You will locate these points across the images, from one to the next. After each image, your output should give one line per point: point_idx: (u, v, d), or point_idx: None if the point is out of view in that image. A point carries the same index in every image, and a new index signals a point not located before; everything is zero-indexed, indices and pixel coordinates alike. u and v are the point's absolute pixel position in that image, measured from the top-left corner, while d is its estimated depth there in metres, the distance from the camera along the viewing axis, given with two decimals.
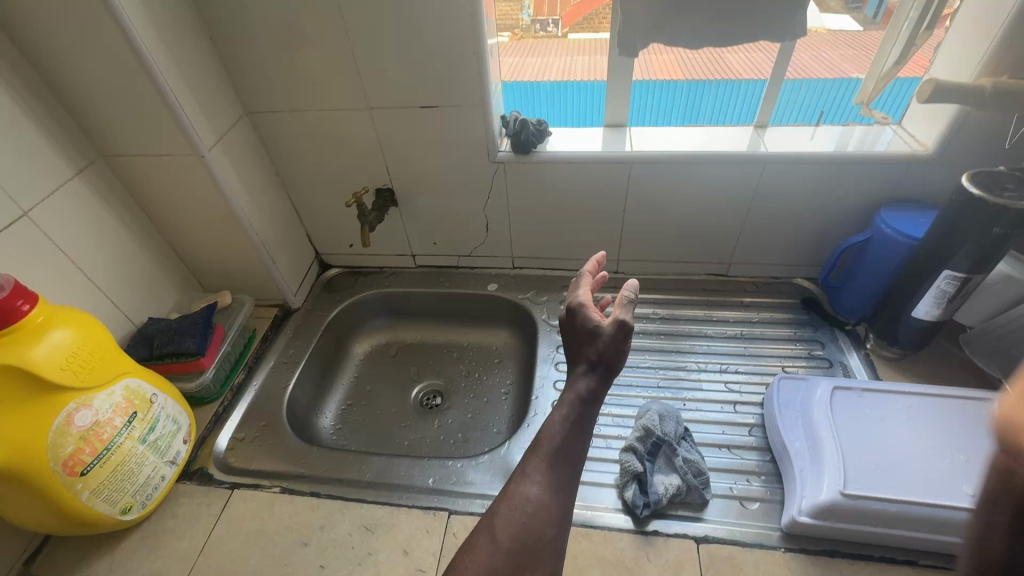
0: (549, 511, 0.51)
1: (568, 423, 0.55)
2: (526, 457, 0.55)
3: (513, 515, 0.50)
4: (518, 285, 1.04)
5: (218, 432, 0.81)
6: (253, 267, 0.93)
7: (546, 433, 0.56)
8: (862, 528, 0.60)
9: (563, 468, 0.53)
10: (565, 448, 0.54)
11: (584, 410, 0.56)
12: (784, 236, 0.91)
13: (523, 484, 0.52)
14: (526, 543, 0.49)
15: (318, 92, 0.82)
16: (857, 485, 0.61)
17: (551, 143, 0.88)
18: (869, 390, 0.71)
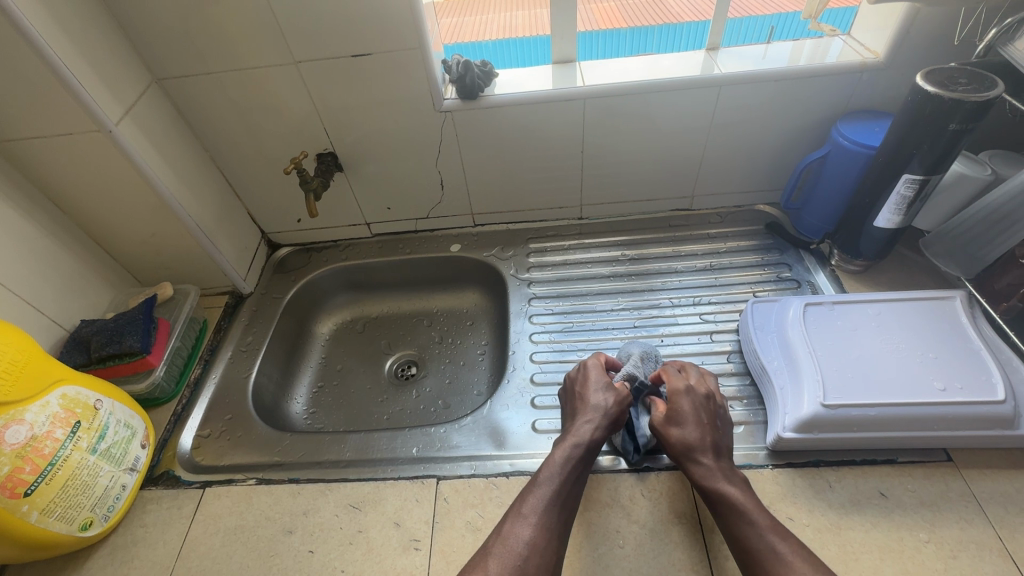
0: (543, 557, 0.51)
1: (570, 469, 0.58)
2: (523, 496, 0.55)
3: (507, 554, 0.50)
4: (481, 242, 1.00)
5: (180, 432, 0.76)
6: (193, 253, 0.85)
7: (546, 474, 0.57)
8: (843, 435, 0.61)
9: (558, 513, 0.54)
10: (563, 493, 0.56)
11: (586, 456, 0.59)
12: (744, 162, 0.90)
13: (517, 524, 0.53)
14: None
15: (234, 48, 0.73)
16: (837, 395, 0.62)
17: (498, 86, 0.83)
18: (839, 303, 0.72)
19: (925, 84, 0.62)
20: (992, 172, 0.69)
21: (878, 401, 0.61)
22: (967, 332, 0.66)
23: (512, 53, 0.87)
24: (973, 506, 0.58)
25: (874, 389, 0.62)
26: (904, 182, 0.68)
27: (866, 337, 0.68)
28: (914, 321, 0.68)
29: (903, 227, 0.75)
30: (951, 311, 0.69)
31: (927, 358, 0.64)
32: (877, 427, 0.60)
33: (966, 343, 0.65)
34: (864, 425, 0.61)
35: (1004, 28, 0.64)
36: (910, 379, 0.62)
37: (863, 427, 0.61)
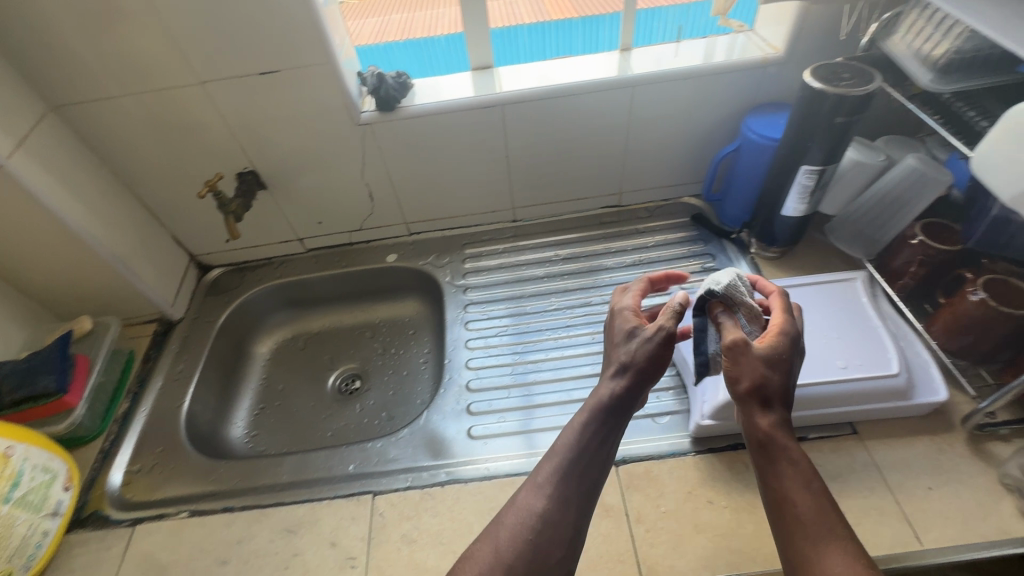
0: (557, 528, 0.51)
1: (590, 435, 0.55)
2: (539, 464, 0.55)
3: (518, 526, 0.51)
4: (417, 251, 1.00)
5: (108, 470, 0.74)
6: (112, 283, 0.83)
7: (562, 442, 0.55)
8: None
9: (576, 482, 0.53)
10: (581, 460, 0.54)
11: (610, 416, 0.55)
12: (666, 157, 0.92)
13: (530, 493, 0.53)
14: (531, 559, 0.49)
15: (133, 71, 0.71)
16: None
17: (416, 96, 0.83)
18: None
19: (811, 81, 0.65)
20: (885, 157, 0.73)
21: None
22: (867, 310, 0.70)
23: (467, 50, 0.86)
24: (874, 475, 0.62)
25: None
26: (804, 172, 0.72)
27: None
28: (820, 303, 0.72)
29: (810, 213, 0.79)
30: (854, 291, 0.73)
31: (832, 338, 0.68)
32: None
33: (866, 320, 0.69)
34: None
35: (882, 23, 0.67)
36: (815, 359, 0.66)
37: None
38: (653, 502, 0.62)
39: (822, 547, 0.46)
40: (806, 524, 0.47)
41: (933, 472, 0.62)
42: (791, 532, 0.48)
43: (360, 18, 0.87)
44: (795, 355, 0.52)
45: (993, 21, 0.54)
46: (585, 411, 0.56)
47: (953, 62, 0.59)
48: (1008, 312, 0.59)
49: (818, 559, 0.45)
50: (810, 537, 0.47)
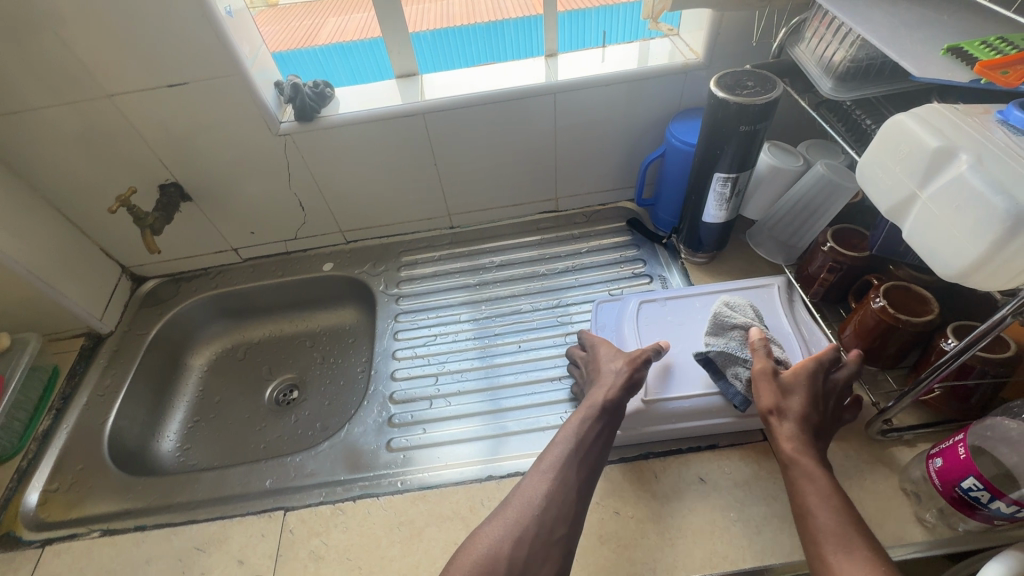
0: (558, 508, 0.56)
1: (589, 429, 0.61)
2: (543, 455, 0.61)
3: (522, 507, 0.56)
4: (353, 259, 0.99)
5: (24, 490, 0.73)
6: (32, 299, 0.82)
7: (563, 434, 0.62)
8: (663, 426, 0.65)
9: (577, 470, 0.59)
10: (581, 449, 0.60)
11: (607, 415, 0.62)
12: (598, 162, 0.92)
13: (535, 478, 0.59)
14: (536, 538, 0.54)
15: (38, 85, 0.70)
16: (656, 391, 0.66)
17: (338, 105, 0.82)
18: (671, 298, 0.76)
19: (716, 89, 0.65)
20: (802, 163, 0.74)
21: (690, 393, 0.65)
22: (779, 318, 0.72)
23: (452, 45, 0.87)
24: (779, 482, 0.62)
25: (689, 381, 0.67)
26: (719, 180, 0.72)
27: (692, 331, 0.72)
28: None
29: (731, 219, 0.79)
30: (768, 299, 0.74)
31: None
32: (691, 417, 0.65)
33: (776, 328, 0.70)
34: (680, 416, 0.65)
35: (790, 28, 0.68)
36: None
37: (681, 417, 0.65)
38: None
39: (841, 551, 0.49)
40: (824, 532, 0.50)
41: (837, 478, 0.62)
42: (817, 542, 0.50)
43: (342, 14, 0.88)
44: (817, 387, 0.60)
45: (880, 30, 0.54)
46: (586, 409, 0.63)
47: (849, 70, 0.60)
48: (905, 320, 0.60)
49: (836, 559, 0.48)
50: (827, 541, 0.50)
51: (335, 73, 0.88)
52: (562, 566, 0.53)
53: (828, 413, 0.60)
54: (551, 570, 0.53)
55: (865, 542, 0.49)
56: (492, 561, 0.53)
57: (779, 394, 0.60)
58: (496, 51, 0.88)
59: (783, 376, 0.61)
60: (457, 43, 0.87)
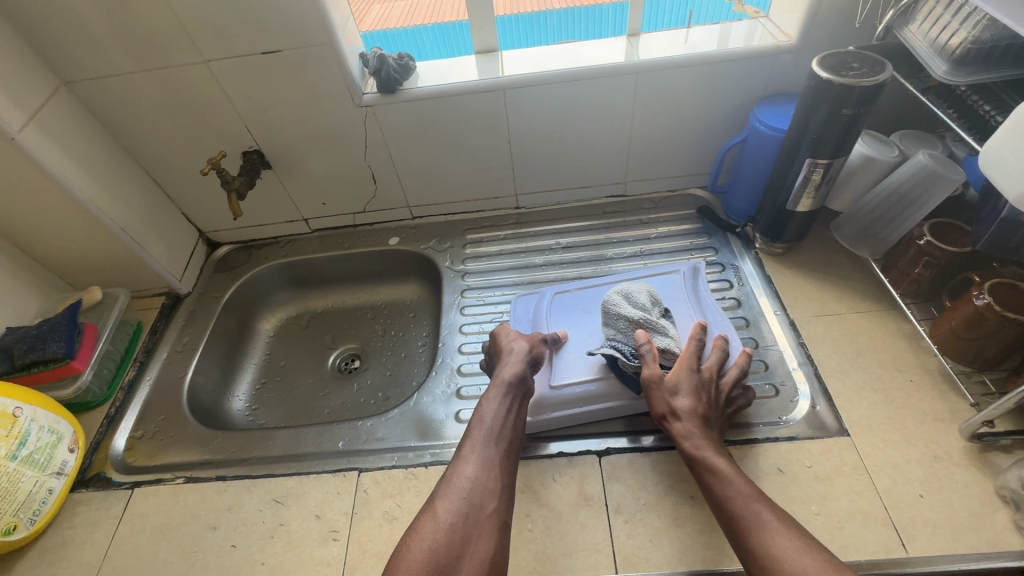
0: (485, 487, 0.56)
1: (502, 407, 0.63)
2: (465, 440, 0.60)
3: (453, 492, 0.55)
4: (419, 235, 1.01)
5: (113, 434, 0.77)
6: (121, 256, 0.85)
7: (478, 420, 0.62)
8: (577, 410, 0.68)
9: (496, 445, 0.60)
10: (496, 428, 0.61)
11: (516, 390, 0.65)
12: (670, 146, 0.91)
13: (461, 465, 0.58)
14: (467, 517, 0.53)
15: (142, 50, 0.73)
16: (565, 376, 0.69)
17: (418, 78, 0.83)
18: (583, 288, 0.80)
19: (820, 69, 0.63)
20: (898, 153, 0.71)
21: (592, 376, 0.68)
22: (688, 297, 0.75)
23: (532, 34, 0.87)
24: (862, 478, 0.61)
25: (589, 364, 0.70)
26: (810, 165, 0.70)
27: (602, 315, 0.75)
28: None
29: (816, 209, 0.77)
30: (677, 283, 0.77)
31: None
32: (595, 398, 0.67)
33: (683, 308, 0.74)
34: (587, 398, 0.68)
35: (899, 10, 0.65)
36: None
37: (585, 400, 0.68)
38: (633, 493, 0.62)
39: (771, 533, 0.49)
40: (737, 522, 0.51)
41: (926, 479, 0.60)
42: (734, 535, 0.51)
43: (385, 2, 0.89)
44: (698, 388, 0.62)
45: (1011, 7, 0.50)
46: (497, 388, 0.65)
47: (969, 53, 0.57)
48: (1013, 317, 0.57)
49: (761, 545, 0.49)
50: (748, 528, 0.50)
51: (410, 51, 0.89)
52: (497, 541, 0.53)
53: (714, 403, 0.63)
54: (487, 544, 0.52)
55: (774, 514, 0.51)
56: (431, 550, 0.50)
57: (668, 396, 0.61)
58: (581, 30, 0.86)
59: (667, 378, 0.62)
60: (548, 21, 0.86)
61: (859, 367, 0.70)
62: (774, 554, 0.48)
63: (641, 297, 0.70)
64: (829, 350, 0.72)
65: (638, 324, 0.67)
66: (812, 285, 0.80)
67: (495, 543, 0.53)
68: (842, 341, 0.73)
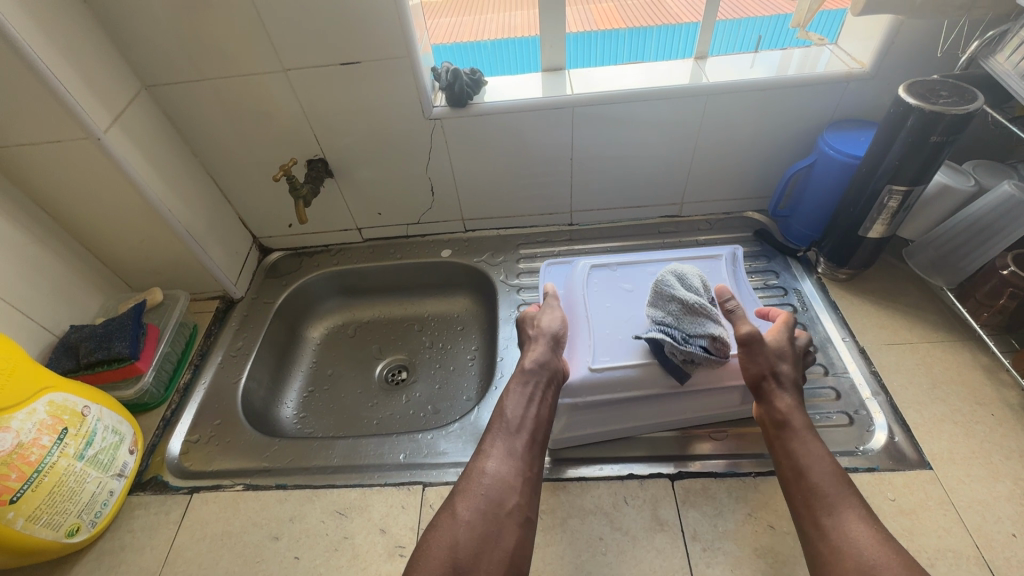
0: (505, 483, 0.55)
1: (522, 397, 0.61)
2: (486, 435, 0.59)
3: (473, 487, 0.54)
4: (472, 248, 1.01)
5: (169, 437, 0.76)
6: (183, 258, 0.86)
7: (501, 414, 0.61)
8: (611, 423, 0.68)
9: (518, 439, 0.58)
10: (519, 421, 0.59)
11: (538, 378, 0.62)
12: (730, 168, 0.91)
13: (481, 459, 0.57)
14: (487, 514, 0.52)
15: (224, 58, 0.74)
16: (604, 357, 0.66)
17: (487, 94, 0.84)
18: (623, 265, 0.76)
19: (906, 96, 0.63)
20: (975, 183, 0.71)
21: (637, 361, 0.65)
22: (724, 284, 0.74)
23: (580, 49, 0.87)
24: (951, 514, 0.58)
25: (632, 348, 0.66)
26: (887, 193, 0.69)
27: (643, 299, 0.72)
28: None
29: (887, 236, 0.76)
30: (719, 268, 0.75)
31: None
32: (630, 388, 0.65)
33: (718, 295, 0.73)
34: (617, 415, 0.68)
35: (985, 41, 0.66)
36: None
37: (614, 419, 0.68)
38: (710, 520, 0.60)
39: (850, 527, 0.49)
40: (818, 493, 0.52)
41: (1018, 517, 0.57)
42: (810, 504, 0.52)
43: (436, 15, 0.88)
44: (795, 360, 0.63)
45: None
46: (518, 377, 0.63)
47: None
48: None
49: (835, 525, 0.50)
50: (826, 510, 0.51)
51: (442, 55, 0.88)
52: (521, 537, 0.52)
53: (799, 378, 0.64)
54: (509, 542, 0.51)
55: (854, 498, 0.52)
56: (450, 548, 0.50)
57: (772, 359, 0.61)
58: (655, 51, 0.87)
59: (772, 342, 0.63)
60: (615, 40, 0.86)
61: (938, 399, 0.68)
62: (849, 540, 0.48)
63: (695, 280, 0.65)
64: (904, 380, 0.71)
65: (694, 310, 0.61)
66: (879, 312, 0.79)
67: (518, 540, 0.52)
68: (917, 371, 0.71)
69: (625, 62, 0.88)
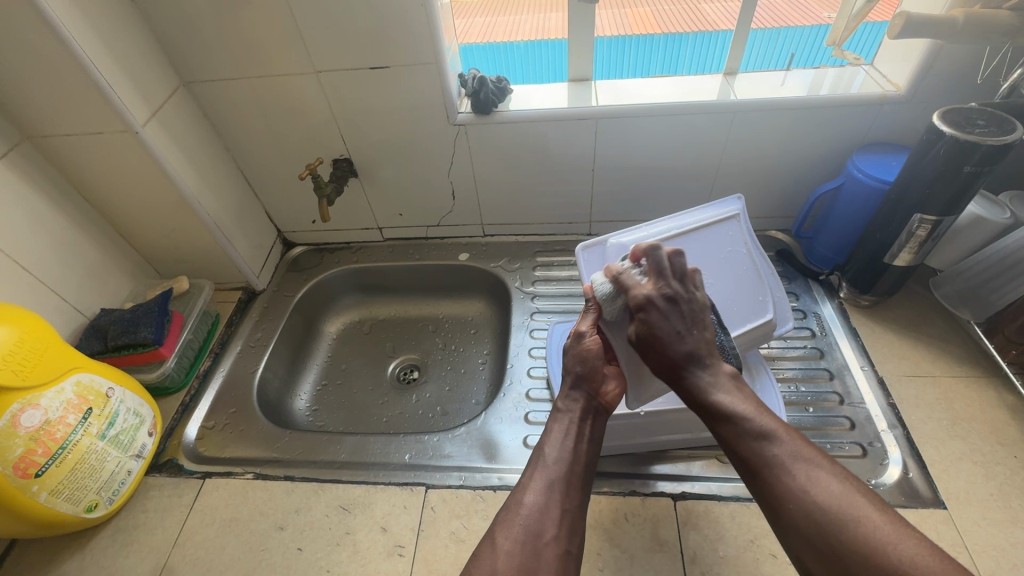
0: (548, 518, 0.50)
1: (565, 433, 0.57)
2: (529, 470, 0.55)
3: (513, 520, 0.50)
4: (490, 253, 1.02)
5: (186, 422, 0.79)
6: (210, 249, 0.89)
7: (542, 449, 0.56)
8: (616, 437, 0.68)
9: (562, 471, 0.54)
10: (562, 456, 0.55)
11: (579, 418, 0.58)
12: (755, 184, 0.90)
13: (522, 493, 0.52)
14: (527, 546, 0.48)
15: (259, 57, 0.76)
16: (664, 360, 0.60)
17: (513, 102, 0.84)
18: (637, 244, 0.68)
19: (941, 124, 0.61)
20: (1011, 216, 0.68)
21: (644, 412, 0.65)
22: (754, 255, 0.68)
23: (630, 58, 0.86)
24: (962, 557, 0.56)
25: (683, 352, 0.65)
26: (916, 221, 0.67)
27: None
28: (706, 254, 0.67)
29: (914, 265, 0.74)
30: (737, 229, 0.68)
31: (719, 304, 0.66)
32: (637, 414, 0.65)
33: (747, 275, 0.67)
34: (623, 433, 0.67)
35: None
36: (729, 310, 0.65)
37: (620, 436, 0.67)
38: (710, 544, 0.59)
39: (803, 476, 0.44)
40: (749, 452, 0.47)
41: None
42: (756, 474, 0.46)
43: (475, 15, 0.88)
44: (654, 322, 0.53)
45: None
46: (562, 418, 0.58)
47: None
48: None
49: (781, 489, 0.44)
50: (768, 473, 0.45)
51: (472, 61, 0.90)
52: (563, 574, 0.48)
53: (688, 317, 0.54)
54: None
55: (801, 437, 0.46)
56: None
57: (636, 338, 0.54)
58: (689, 64, 0.86)
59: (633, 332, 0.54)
60: (652, 45, 0.85)
61: (957, 436, 0.66)
62: (798, 487, 0.43)
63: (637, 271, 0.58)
64: (923, 414, 0.69)
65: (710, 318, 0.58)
66: (901, 343, 0.77)
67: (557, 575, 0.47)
68: (937, 406, 0.69)
69: (657, 75, 0.87)
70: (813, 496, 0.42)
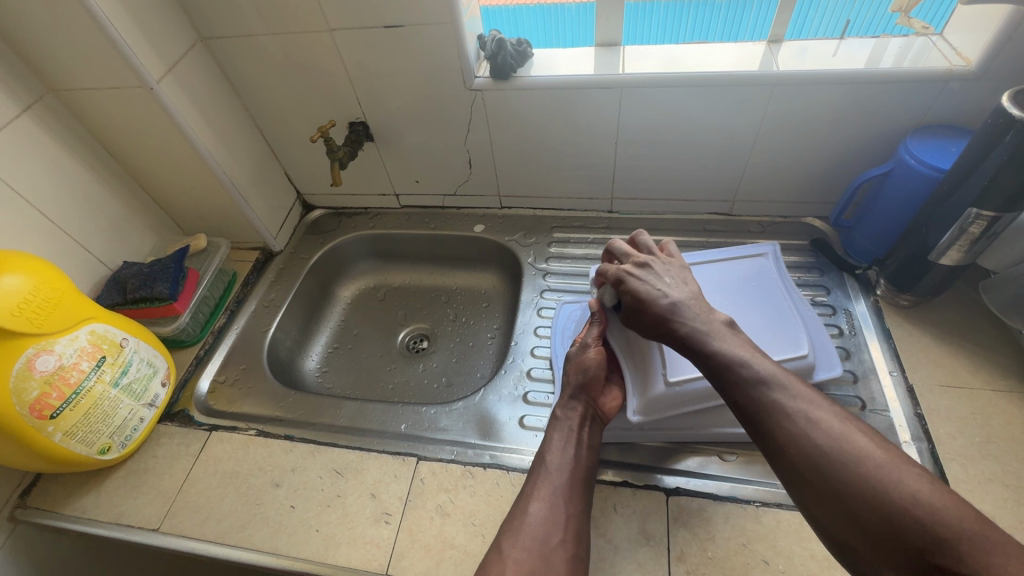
0: (555, 530, 0.53)
1: (564, 443, 0.60)
2: (533, 482, 0.57)
3: (521, 532, 0.53)
4: (505, 226, 0.99)
5: (199, 375, 0.82)
6: (227, 209, 0.90)
7: (542, 461, 0.59)
8: (613, 425, 0.66)
9: (566, 484, 0.56)
10: (565, 467, 0.57)
11: (577, 429, 0.61)
12: (793, 166, 0.82)
13: (528, 503, 0.55)
14: (538, 555, 0.51)
15: (272, 14, 0.74)
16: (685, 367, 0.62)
17: (533, 68, 0.80)
18: None
19: (1010, 107, 0.54)
20: None
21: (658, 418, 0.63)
22: (782, 286, 0.70)
23: (668, 23, 0.80)
24: None
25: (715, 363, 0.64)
26: (971, 217, 0.60)
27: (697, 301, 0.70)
28: (732, 278, 0.72)
29: (963, 265, 0.67)
30: (767, 269, 0.72)
31: (751, 318, 0.67)
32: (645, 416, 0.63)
33: (780, 303, 0.68)
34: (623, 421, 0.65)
35: None
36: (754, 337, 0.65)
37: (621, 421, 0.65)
38: (700, 543, 0.57)
39: (802, 421, 0.45)
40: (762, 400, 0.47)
41: None
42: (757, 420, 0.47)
43: None
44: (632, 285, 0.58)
45: None
46: (561, 431, 0.61)
47: None
48: None
49: (800, 425, 0.45)
50: (774, 419, 0.46)
51: (523, 28, 0.84)
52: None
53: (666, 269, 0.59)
54: None
55: (801, 382, 0.48)
56: None
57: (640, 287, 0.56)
58: (755, 21, 0.77)
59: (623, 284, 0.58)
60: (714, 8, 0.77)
61: (989, 455, 0.60)
62: (806, 429, 0.44)
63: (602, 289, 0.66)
64: (953, 429, 0.63)
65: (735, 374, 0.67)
66: (939, 349, 0.70)
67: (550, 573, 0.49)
68: (970, 421, 0.63)
69: (713, 41, 0.80)
70: (814, 441, 0.44)
